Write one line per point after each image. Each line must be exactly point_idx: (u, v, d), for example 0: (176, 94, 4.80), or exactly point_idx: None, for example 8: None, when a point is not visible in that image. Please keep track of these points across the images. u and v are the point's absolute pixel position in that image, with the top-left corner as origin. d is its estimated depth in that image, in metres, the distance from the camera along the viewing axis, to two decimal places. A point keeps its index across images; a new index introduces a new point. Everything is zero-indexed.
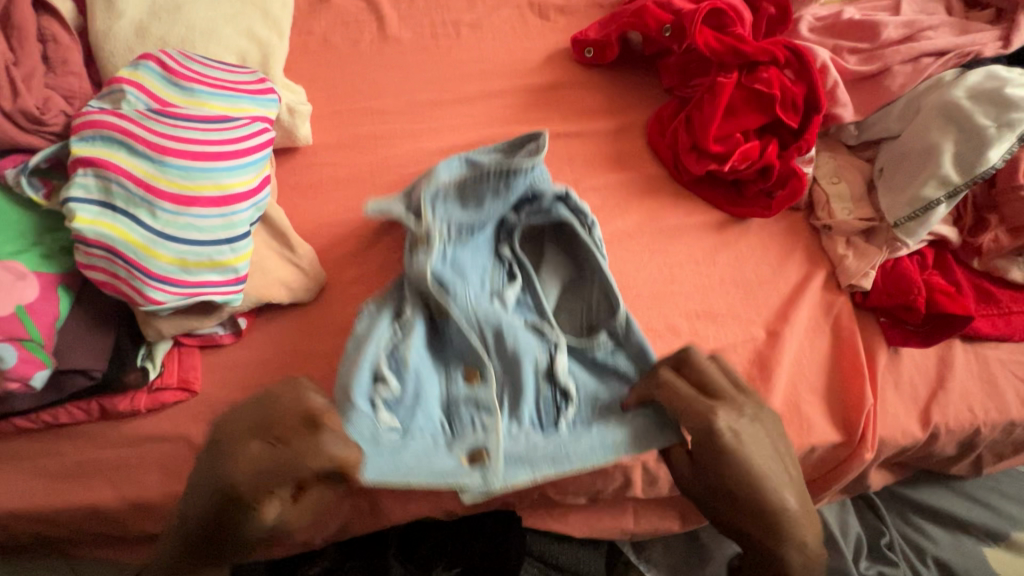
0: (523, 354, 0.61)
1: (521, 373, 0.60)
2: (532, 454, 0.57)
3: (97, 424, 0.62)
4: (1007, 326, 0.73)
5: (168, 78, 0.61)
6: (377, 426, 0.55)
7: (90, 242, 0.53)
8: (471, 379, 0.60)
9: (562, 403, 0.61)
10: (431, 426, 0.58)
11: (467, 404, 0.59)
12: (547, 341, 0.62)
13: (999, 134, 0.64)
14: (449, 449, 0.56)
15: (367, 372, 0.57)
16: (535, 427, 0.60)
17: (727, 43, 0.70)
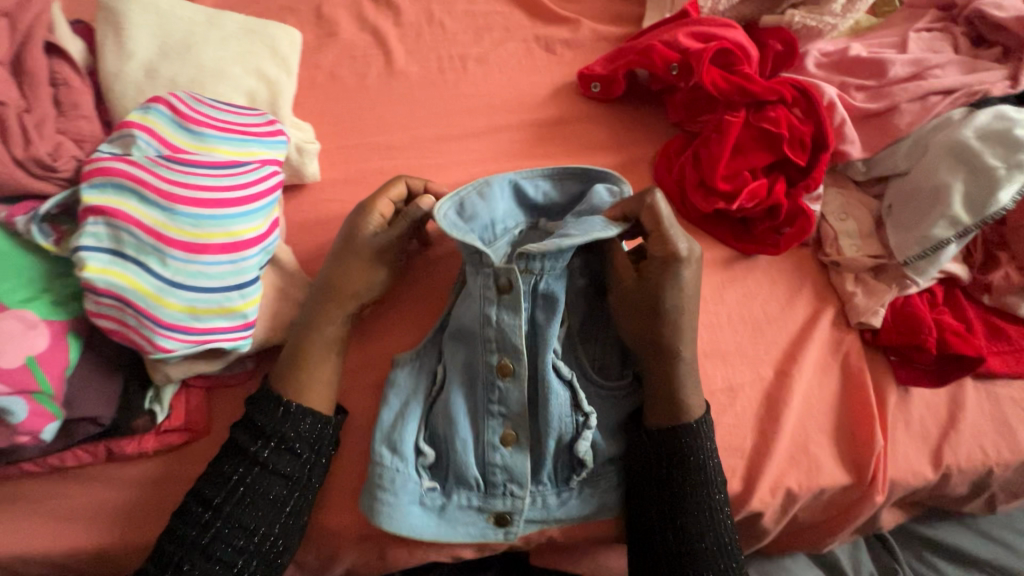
0: (553, 429, 0.61)
1: (549, 448, 0.62)
2: (546, 513, 0.63)
3: (105, 466, 0.62)
4: (1019, 364, 0.72)
5: (179, 122, 0.61)
6: (417, 492, 0.60)
7: (100, 291, 0.53)
8: (506, 442, 0.61)
9: (581, 465, 0.62)
10: (466, 482, 0.61)
11: (495, 470, 0.61)
12: (580, 413, 0.62)
13: (1009, 175, 0.63)
14: (479, 509, 0.61)
15: (397, 446, 0.60)
16: (555, 488, 0.63)
17: (733, 82, 0.70)
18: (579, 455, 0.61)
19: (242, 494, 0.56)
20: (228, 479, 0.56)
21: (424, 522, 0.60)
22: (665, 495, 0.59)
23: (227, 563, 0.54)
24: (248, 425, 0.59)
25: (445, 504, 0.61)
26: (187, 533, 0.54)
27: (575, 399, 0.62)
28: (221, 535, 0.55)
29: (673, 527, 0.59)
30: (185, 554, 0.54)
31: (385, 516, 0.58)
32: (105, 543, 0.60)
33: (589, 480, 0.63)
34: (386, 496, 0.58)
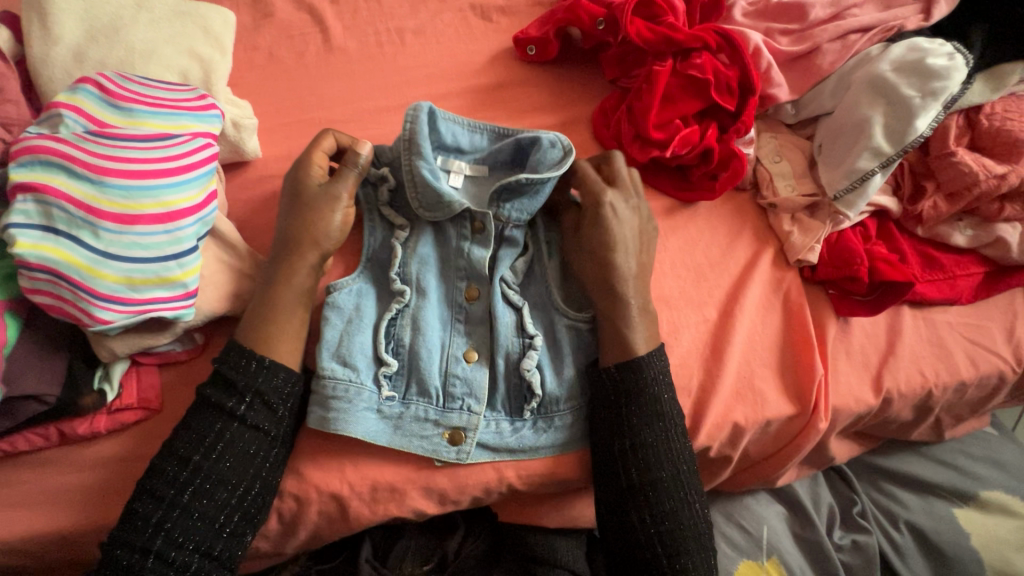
0: (503, 349, 0.66)
1: (501, 369, 0.66)
2: (497, 442, 0.64)
3: (58, 449, 0.63)
4: (953, 289, 0.75)
5: (107, 100, 0.61)
6: (374, 401, 0.62)
7: (33, 267, 0.54)
8: (468, 358, 0.66)
9: (531, 394, 0.64)
10: (425, 395, 0.64)
11: (455, 381, 0.64)
12: (527, 336, 0.66)
13: (924, 104, 0.66)
14: (437, 424, 0.63)
15: (350, 361, 0.63)
16: (508, 417, 0.65)
17: (659, 32, 0.72)
18: (528, 379, 0.64)
19: (220, 451, 0.56)
20: (205, 436, 0.57)
21: (380, 430, 0.62)
22: (622, 428, 0.61)
23: (210, 519, 0.55)
24: (220, 383, 0.59)
25: (402, 415, 0.63)
26: (165, 492, 0.54)
27: (523, 323, 0.67)
28: (202, 492, 0.55)
29: (633, 459, 0.60)
30: (165, 513, 0.54)
31: (342, 422, 0.60)
32: (62, 524, 0.60)
33: (542, 414, 0.65)
34: (339, 405, 0.60)
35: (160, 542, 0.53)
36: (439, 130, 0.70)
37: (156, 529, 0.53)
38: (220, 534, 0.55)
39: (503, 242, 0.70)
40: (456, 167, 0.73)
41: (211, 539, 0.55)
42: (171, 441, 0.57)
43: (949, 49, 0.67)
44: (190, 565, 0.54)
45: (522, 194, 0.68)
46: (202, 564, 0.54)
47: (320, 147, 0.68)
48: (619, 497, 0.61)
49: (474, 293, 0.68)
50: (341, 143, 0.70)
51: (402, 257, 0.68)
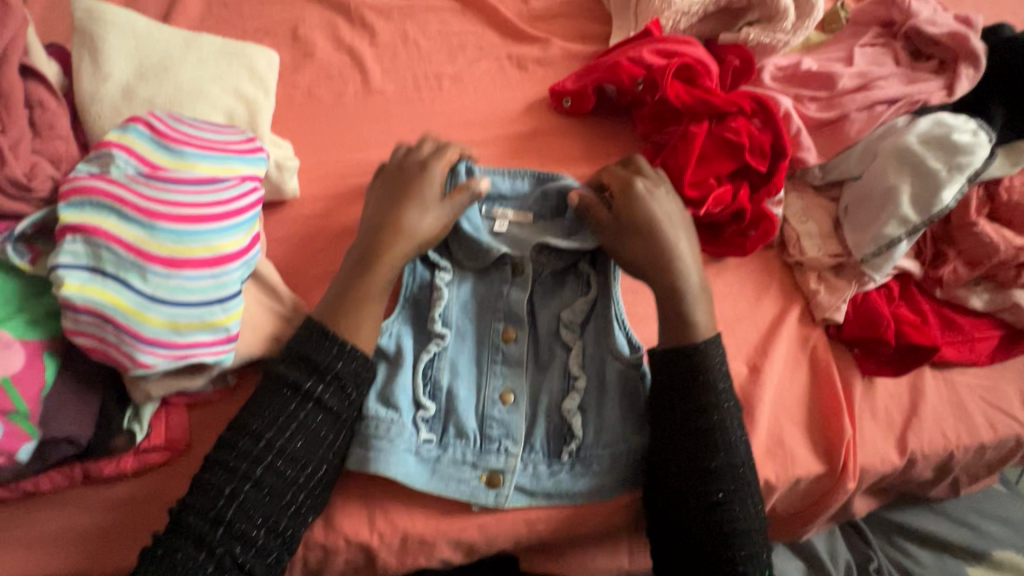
0: (546, 389, 0.67)
1: (540, 409, 0.66)
2: (535, 485, 0.63)
3: (80, 488, 0.61)
4: (971, 352, 0.77)
5: (157, 141, 0.62)
6: (413, 443, 0.62)
7: (79, 309, 0.53)
8: (505, 400, 0.65)
9: (572, 435, 0.64)
10: (464, 436, 0.64)
11: (492, 423, 0.64)
12: (568, 380, 0.66)
13: (950, 177, 0.68)
14: (474, 467, 0.63)
15: (390, 402, 0.63)
16: (546, 458, 0.64)
17: (696, 96, 0.75)
18: (570, 420, 0.64)
19: (295, 428, 0.57)
20: (279, 413, 0.57)
21: (418, 473, 0.61)
22: (692, 450, 0.60)
23: (279, 494, 0.56)
24: (297, 362, 0.59)
25: (439, 458, 0.62)
26: (239, 465, 0.55)
27: (564, 368, 0.67)
28: (274, 469, 0.56)
29: (698, 486, 0.60)
30: (238, 485, 0.54)
31: (377, 464, 0.60)
32: (86, 567, 0.59)
33: (580, 458, 0.64)
34: (379, 447, 0.60)
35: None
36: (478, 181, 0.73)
37: (227, 503, 0.54)
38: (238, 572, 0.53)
39: (537, 288, 0.72)
40: (500, 215, 0.74)
41: (280, 519, 0.55)
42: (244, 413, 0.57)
43: (973, 125, 0.70)
44: (257, 538, 0.54)
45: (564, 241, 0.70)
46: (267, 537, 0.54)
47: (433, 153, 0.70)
48: (678, 521, 0.60)
49: (511, 335, 0.68)
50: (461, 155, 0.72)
51: (445, 299, 0.68)
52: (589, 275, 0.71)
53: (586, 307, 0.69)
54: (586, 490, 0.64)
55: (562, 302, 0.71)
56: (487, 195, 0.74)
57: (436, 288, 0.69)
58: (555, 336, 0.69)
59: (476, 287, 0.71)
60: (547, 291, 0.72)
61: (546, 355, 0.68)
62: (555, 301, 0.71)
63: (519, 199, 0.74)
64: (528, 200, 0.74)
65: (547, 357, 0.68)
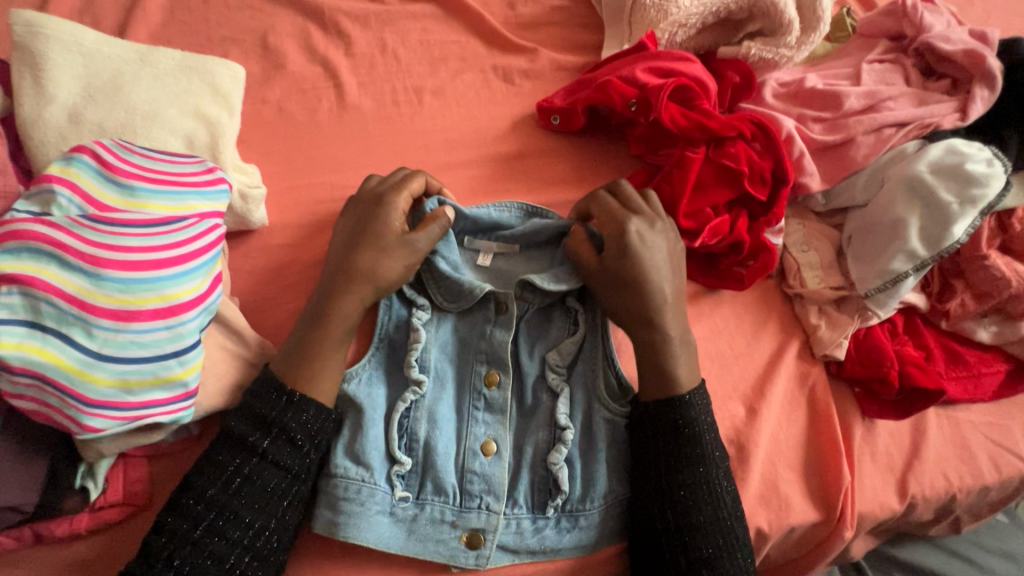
0: (531, 439, 0.62)
1: (525, 460, 0.62)
2: (518, 543, 0.60)
3: (30, 549, 0.57)
4: (976, 388, 0.74)
5: (106, 175, 0.56)
6: (387, 503, 0.58)
7: (16, 370, 0.48)
8: (487, 451, 0.61)
9: (558, 490, 0.60)
10: (442, 493, 0.60)
11: (472, 478, 0.60)
12: (555, 429, 0.62)
13: (962, 211, 0.64)
14: (453, 525, 0.59)
15: (362, 458, 0.59)
16: (530, 514, 0.60)
17: (692, 119, 0.69)
18: (555, 474, 0.60)
19: (239, 485, 0.54)
20: (224, 470, 0.55)
21: (392, 536, 0.58)
22: (674, 506, 0.58)
23: (220, 558, 0.52)
24: (248, 416, 0.57)
25: (416, 517, 0.59)
26: (178, 526, 0.52)
27: (551, 416, 0.63)
28: (215, 528, 0.53)
29: (681, 543, 0.57)
30: (177, 548, 0.51)
31: (349, 528, 0.56)
32: None
33: (567, 513, 0.60)
34: (350, 508, 0.57)
35: None
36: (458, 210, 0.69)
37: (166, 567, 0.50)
38: None
39: (524, 326, 0.67)
40: (484, 247, 0.71)
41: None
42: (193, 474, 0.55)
43: (987, 154, 0.65)
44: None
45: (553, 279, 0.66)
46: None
47: (412, 189, 0.66)
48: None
49: (495, 380, 0.64)
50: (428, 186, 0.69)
51: (422, 342, 0.64)
52: (576, 309, 0.67)
53: (574, 348, 0.65)
54: (572, 546, 0.60)
55: (549, 340, 0.67)
56: (463, 228, 0.71)
57: (412, 329, 0.64)
58: (541, 380, 0.65)
59: (459, 325, 0.67)
60: (534, 329, 0.67)
61: (531, 401, 0.64)
62: (541, 339, 0.67)
63: (501, 229, 0.70)
64: (510, 230, 0.70)
65: (532, 404, 0.64)
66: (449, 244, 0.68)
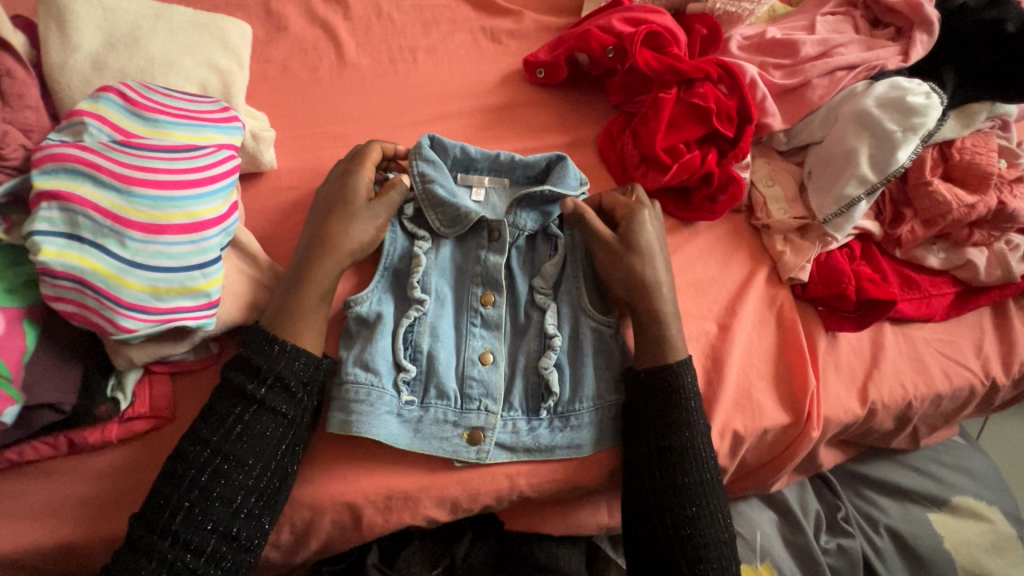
0: (523, 349, 0.69)
1: (519, 368, 0.68)
2: (514, 441, 0.66)
3: (66, 458, 0.62)
4: (928, 308, 0.81)
5: (131, 110, 0.62)
6: (394, 405, 0.64)
7: (57, 275, 0.53)
8: (484, 361, 0.68)
9: (549, 392, 0.67)
10: (445, 397, 0.66)
11: (472, 383, 0.67)
12: (545, 339, 0.69)
13: (905, 138, 0.72)
14: (455, 425, 0.65)
15: (371, 365, 0.64)
16: (525, 416, 0.67)
17: (665, 63, 0.77)
18: (546, 377, 0.67)
19: (237, 434, 0.58)
20: (225, 419, 0.58)
21: (399, 433, 0.63)
22: (655, 430, 0.64)
23: (242, 466, 0.57)
24: (258, 335, 0.61)
25: (421, 418, 0.65)
26: (186, 472, 0.55)
27: (542, 329, 0.69)
28: (220, 474, 0.56)
29: (661, 461, 0.63)
30: (184, 494, 0.55)
31: (361, 424, 0.61)
32: (72, 535, 0.60)
33: (558, 414, 0.67)
34: (361, 408, 0.62)
35: (168, 544, 0.53)
36: (446, 146, 0.74)
37: (173, 515, 0.54)
38: (218, 535, 0.55)
39: (514, 253, 0.74)
40: (477, 181, 0.77)
41: (232, 520, 0.56)
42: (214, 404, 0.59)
43: (926, 88, 0.74)
44: (206, 546, 0.55)
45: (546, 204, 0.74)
46: (235, 507, 0.56)
47: (370, 157, 0.71)
48: (640, 493, 0.64)
49: (490, 299, 0.70)
50: (386, 152, 0.74)
51: (423, 266, 0.70)
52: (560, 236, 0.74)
53: (555, 270, 0.72)
54: (564, 446, 0.66)
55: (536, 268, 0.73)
56: (457, 162, 0.76)
57: (414, 256, 0.71)
58: (529, 301, 0.72)
59: (456, 253, 0.73)
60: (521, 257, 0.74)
61: (523, 319, 0.71)
62: (529, 268, 0.74)
63: (491, 165, 0.76)
64: (499, 164, 0.76)
65: (525, 321, 0.71)
66: (445, 172, 0.73)
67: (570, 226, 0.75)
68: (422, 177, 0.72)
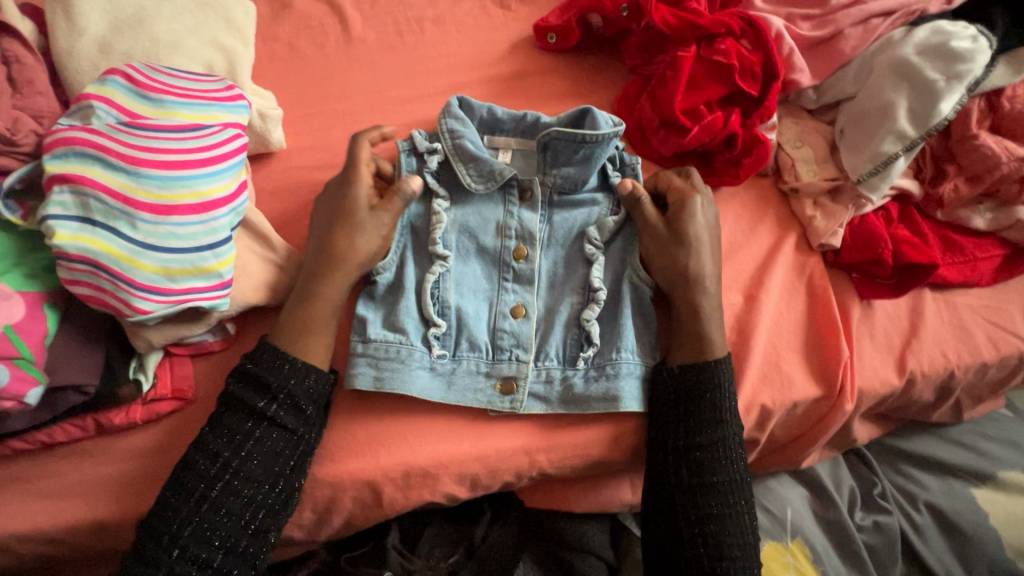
0: (565, 301, 0.68)
1: (556, 321, 0.67)
2: (548, 392, 0.65)
3: (97, 439, 0.63)
4: (973, 272, 0.76)
5: (137, 92, 0.61)
6: (426, 360, 0.64)
7: (72, 258, 0.54)
8: (517, 314, 0.67)
9: (588, 343, 0.66)
10: (476, 350, 0.66)
11: (503, 335, 0.67)
12: (587, 293, 0.68)
13: (949, 87, 0.67)
14: (487, 376, 0.65)
15: (399, 324, 0.64)
16: (560, 367, 0.66)
17: (683, 18, 0.73)
18: (587, 329, 0.66)
19: (248, 449, 0.58)
20: (235, 433, 0.58)
21: (433, 387, 0.64)
22: (686, 429, 0.62)
23: (251, 481, 0.57)
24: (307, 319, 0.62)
25: (454, 371, 0.65)
26: (195, 486, 0.56)
27: (584, 283, 0.68)
28: (234, 480, 0.57)
29: (687, 460, 0.62)
30: (194, 507, 0.55)
31: (396, 378, 0.62)
32: (106, 513, 0.61)
33: (595, 367, 0.65)
34: (393, 365, 0.63)
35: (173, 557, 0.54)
36: (474, 107, 0.73)
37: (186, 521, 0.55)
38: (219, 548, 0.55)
39: (556, 206, 0.72)
40: (503, 144, 0.75)
41: (264, 491, 0.58)
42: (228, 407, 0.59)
43: (972, 32, 0.68)
44: (211, 560, 0.55)
45: (576, 154, 0.70)
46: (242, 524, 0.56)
47: (365, 158, 0.68)
48: (666, 491, 0.62)
49: (523, 253, 0.69)
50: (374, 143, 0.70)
51: (444, 223, 0.69)
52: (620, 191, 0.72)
53: (615, 224, 0.70)
54: (601, 400, 0.64)
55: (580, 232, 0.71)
56: (483, 123, 0.74)
57: (434, 214, 0.70)
58: (576, 253, 0.71)
59: (483, 208, 0.72)
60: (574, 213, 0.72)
61: (562, 275, 0.70)
62: (575, 229, 0.71)
63: (515, 128, 0.74)
64: (524, 126, 0.73)
65: (565, 274, 0.70)
66: (472, 129, 0.72)
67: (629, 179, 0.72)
68: (451, 134, 0.71)
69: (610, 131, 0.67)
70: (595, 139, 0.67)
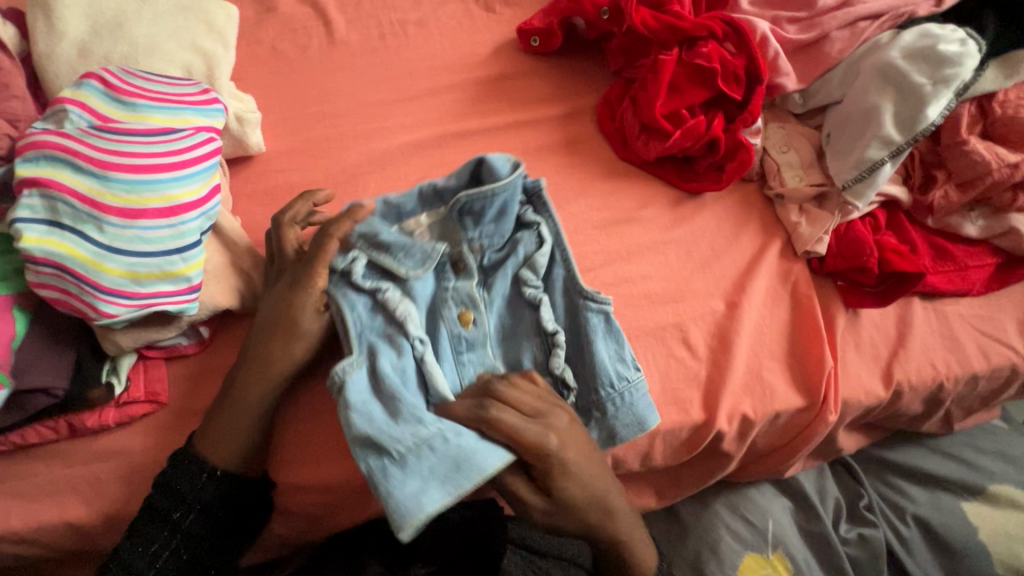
0: (526, 352, 0.64)
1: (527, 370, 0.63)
2: None
3: (67, 442, 0.63)
4: (964, 281, 0.74)
5: (111, 95, 0.61)
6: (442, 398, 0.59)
7: (39, 261, 0.54)
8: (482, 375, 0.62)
9: (567, 387, 0.63)
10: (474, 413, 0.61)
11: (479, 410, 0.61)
12: (547, 334, 0.63)
13: (935, 91, 0.65)
14: None
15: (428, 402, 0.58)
16: None
17: (663, 21, 0.72)
18: (561, 374, 0.62)
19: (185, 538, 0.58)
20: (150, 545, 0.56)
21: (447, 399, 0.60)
22: None
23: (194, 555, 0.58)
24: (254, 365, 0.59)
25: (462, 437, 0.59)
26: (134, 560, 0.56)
27: (540, 324, 0.64)
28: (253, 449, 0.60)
29: None
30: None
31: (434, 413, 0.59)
32: (76, 514, 0.61)
33: (581, 410, 0.63)
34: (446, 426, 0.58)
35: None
36: (382, 233, 0.61)
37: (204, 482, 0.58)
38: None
39: (488, 269, 0.66)
40: (415, 225, 0.64)
41: (231, 448, 0.59)
42: (240, 378, 0.59)
43: (960, 35, 0.67)
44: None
45: (489, 211, 0.61)
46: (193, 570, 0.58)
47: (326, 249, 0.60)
48: None
49: (470, 318, 0.62)
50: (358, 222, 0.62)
51: (402, 304, 0.60)
52: (537, 222, 0.65)
53: (548, 259, 0.64)
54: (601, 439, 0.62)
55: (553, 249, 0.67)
56: (387, 214, 0.63)
57: (388, 301, 0.60)
58: (517, 296, 0.65)
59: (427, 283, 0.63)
60: (504, 260, 0.65)
61: (513, 321, 0.65)
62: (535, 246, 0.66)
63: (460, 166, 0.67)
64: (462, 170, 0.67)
65: (517, 320, 0.65)
66: (385, 227, 0.62)
67: (540, 208, 0.66)
68: (366, 238, 0.61)
69: (513, 176, 0.59)
70: (503, 190, 0.60)
